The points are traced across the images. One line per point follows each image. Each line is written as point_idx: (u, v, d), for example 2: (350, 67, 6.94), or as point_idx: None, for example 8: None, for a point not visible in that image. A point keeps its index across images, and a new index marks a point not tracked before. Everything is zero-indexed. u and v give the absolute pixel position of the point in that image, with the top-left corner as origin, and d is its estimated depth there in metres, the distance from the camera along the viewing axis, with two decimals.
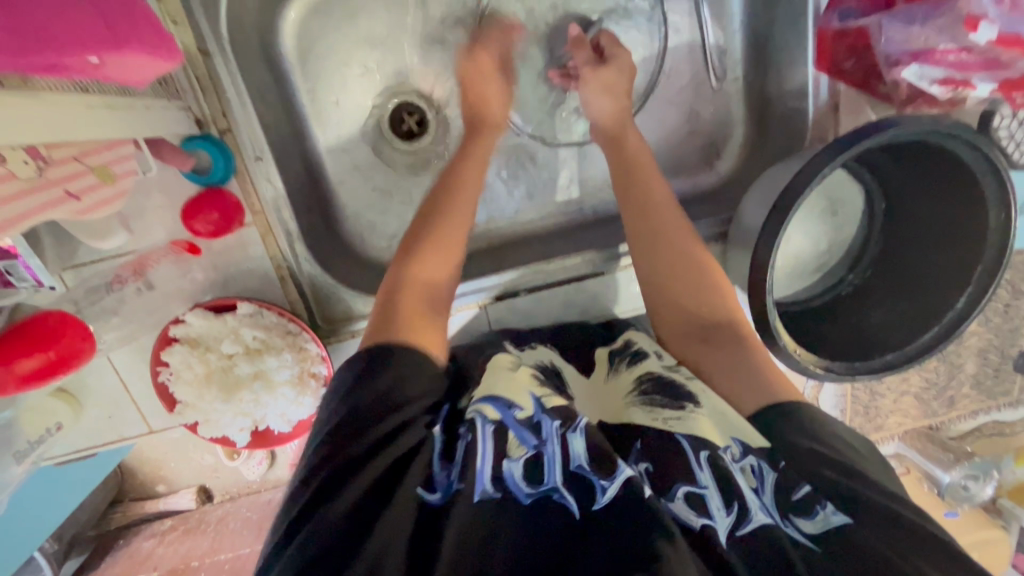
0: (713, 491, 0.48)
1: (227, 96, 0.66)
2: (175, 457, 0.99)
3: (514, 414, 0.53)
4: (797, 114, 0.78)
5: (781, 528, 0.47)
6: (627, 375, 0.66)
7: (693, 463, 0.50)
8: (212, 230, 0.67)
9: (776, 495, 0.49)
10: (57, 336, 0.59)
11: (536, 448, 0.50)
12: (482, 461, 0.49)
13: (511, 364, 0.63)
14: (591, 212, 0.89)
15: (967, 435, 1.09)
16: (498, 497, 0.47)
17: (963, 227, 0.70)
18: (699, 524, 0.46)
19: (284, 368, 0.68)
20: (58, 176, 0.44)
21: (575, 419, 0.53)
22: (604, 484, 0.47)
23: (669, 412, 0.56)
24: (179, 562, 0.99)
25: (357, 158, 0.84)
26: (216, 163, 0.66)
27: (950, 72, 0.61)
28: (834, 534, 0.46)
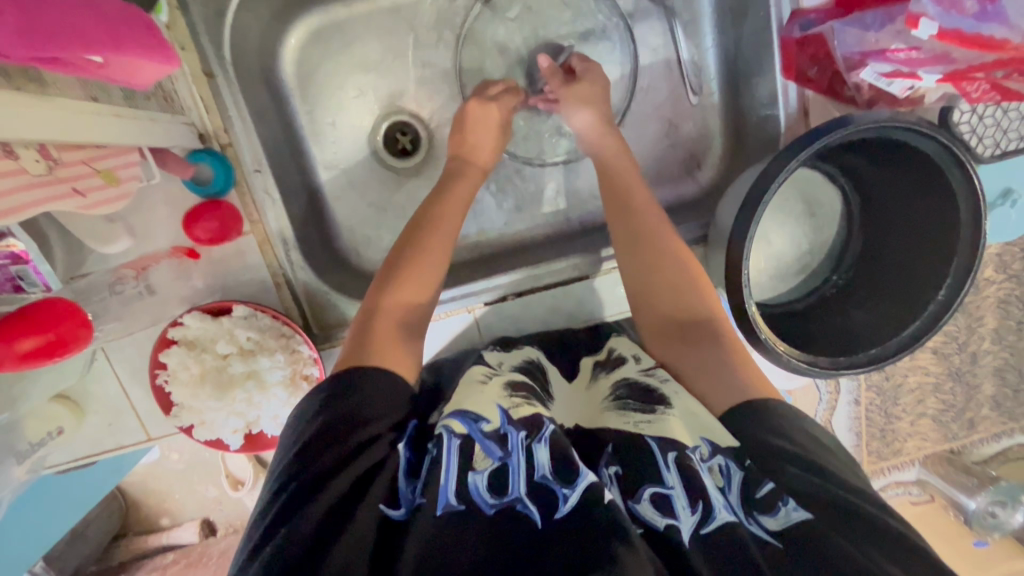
0: (678, 491, 0.49)
1: (228, 114, 0.71)
2: (179, 490, 1.08)
3: (481, 427, 0.54)
4: (769, 120, 0.82)
5: (744, 526, 0.48)
6: (608, 383, 0.68)
7: (660, 465, 0.51)
8: (212, 236, 0.71)
9: (743, 495, 0.50)
10: (60, 320, 0.59)
11: (500, 460, 0.52)
12: (447, 475, 0.51)
13: (484, 377, 0.65)
14: (578, 222, 0.92)
15: (992, 459, 1.06)
16: (461, 510, 0.49)
17: (934, 219, 0.72)
18: (663, 525, 0.48)
19: (277, 369, 0.70)
20: (66, 175, 0.48)
21: (540, 430, 0.55)
22: (566, 493, 0.49)
23: (642, 415, 0.57)
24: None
25: (352, 175, 0.88)
26: (216, 175, 0.71)
27: (897, 66, 0.65)
28: (799, 530, 0.47)
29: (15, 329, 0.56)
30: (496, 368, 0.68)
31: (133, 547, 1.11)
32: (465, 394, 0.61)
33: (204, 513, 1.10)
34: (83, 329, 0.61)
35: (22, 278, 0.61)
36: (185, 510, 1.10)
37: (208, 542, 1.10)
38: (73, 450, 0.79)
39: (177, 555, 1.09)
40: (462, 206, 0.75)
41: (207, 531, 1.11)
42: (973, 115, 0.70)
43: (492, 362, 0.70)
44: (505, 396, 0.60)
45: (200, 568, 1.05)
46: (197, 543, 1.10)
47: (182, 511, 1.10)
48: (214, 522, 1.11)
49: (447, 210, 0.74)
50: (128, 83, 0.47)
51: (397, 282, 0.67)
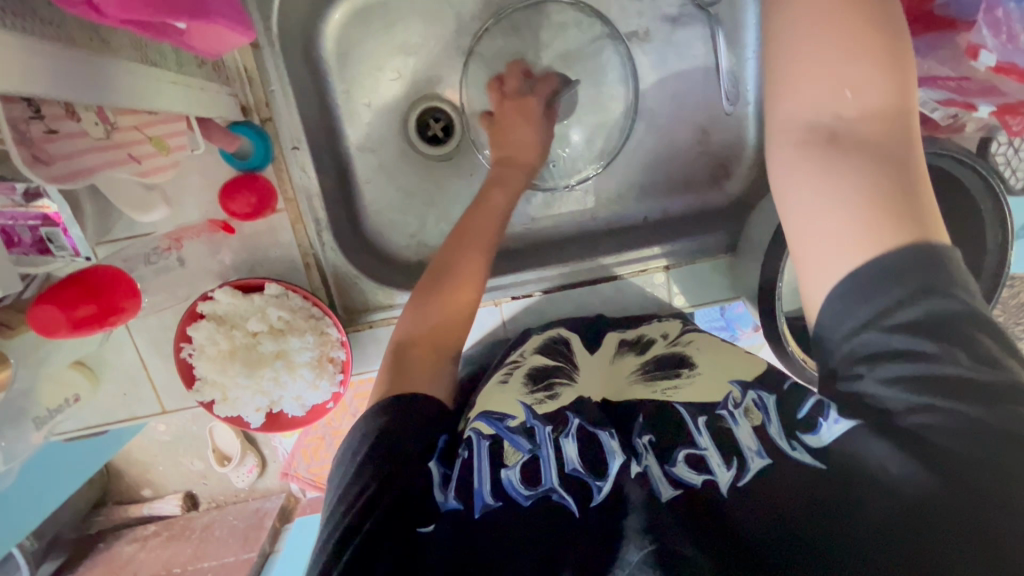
0: (712, 451, 0.50)
1: (271, 87, 0.69)
2: (164, 460, 1.09)
3: (507, 424, 0.55)
4: None
5: (782, 457, 0.49)
6: (636, 359, 0.69)
7: (691, 428, 0.52)
8: (247, 212, 0.70)
9: (782, 421, 0.51)
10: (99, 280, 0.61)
11: (531, 452, 0.52)
12: (480, 478, 0.51)
13: (503, 376, 0.67)
14: (605, 222, 0.92)
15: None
16: (499, 506, 0.49)
17: None
18: (700, 481, 0.49)
19: (306, 350, 0.70)
20: (121, 140, 0.47)
21: (568, 425, 0.54)
22: (600, 485, 0.49)
23: (668, 382, 0.60)
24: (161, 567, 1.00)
25: (384, 159, 0.87)
26: (256, 148, 0.69)
27: (950, 95, 0.64)
28: (837, 443, 0.47)
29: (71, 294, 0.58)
30: (517, 360, 0.70)
31: (113, 516, 1.11)
32: (489, 397, 0.62)
33: (186, 486, 1.11)
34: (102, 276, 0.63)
35: (52, 240, 0.60)
36: (176, 475, 1.10)
37: (191, 515, 1.11)
38: (83, 419, 0.77)
39: (160, 526, 1.10)
40: (495, 228, 0.71)
41: (189, 504, 1.12)
42: (1009, 148, 0.71)
43: (515, 356, 0.71)
44: (527, 392, 0.61)
45: (183, 540, 1.05)
46: (180, 515, 1.11)
47: (165, 482, 1.11)
48: (197, 495, 1.13)
49: (476, 224, 0.71)
50: (198, 46, 0.47)
51: (430, 304, 0.65)
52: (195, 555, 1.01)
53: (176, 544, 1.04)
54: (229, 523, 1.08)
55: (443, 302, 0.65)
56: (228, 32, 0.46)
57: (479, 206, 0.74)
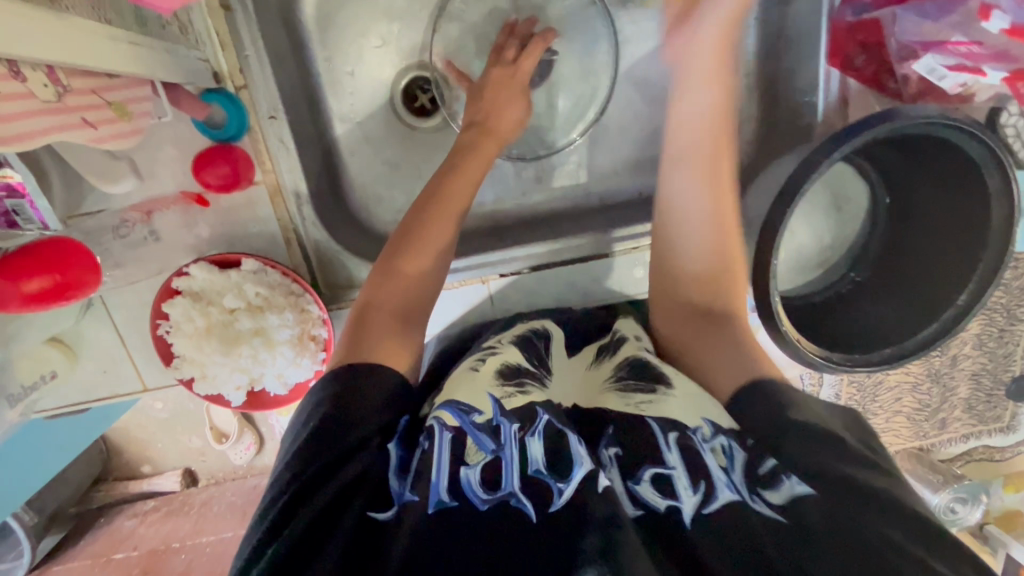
0: (681, 472, 0.50)
1: (245, 53, 0.66)
2: (163, 437, 1.07)
3: (474, 418, 0.53)
4: (806, 108, 0.79)
5: (746, 503, 0.49)
6: (610, 365, 0.66)
7: (662, 445, 0.51)
8: (222, 184, 0.67)
9: (745, 472, 0.51)
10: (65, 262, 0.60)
11: (494, 452, 0.51)
12: (438, 470, 0.50)
13: (476, 362, 0.63)
14: (597, 199, 0.90)
15: (957, 459, 1.08)
16: (453, 506, 0.48)
17: (967, 219, 0.70)
18: (665, 506, 0.48)
19: (285, 327, 0.68)
20: (76, 104, 0.44)
21: (535, 423, 0.53)
22: (561, 488, 0.48)
23: (643, 395, 0.57)
24: (160, 542, 1.05)
25: (369, 131, 0.84)
26: (230, 119, 0.67)
27: (961, 61, 0.61)
28: (799, 503, 0.48)
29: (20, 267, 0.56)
30: (493, 348, 0.67)
31: (112, 492, 1.11)
32: (457, 384, 0.59)
33: (185, 464, 1.10)
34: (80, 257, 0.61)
35: (19, 213, 0.57)
36: (175, 451, 1.09)
37: (189, 491, 1.11)
38: (63, 396, 0.76)
39: (158, 502, 1.11)
40: (454, 226, 0.68)
41: (188, 480, 1.11)
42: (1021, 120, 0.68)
43: (490, 342, 0.69)
44: (497, 383, 0.59)
45: (182, 516, 1.08)
46: (180, 491, 1.11)
47: (164, 459, 1.10)
48: (196, 472, 1.12)
49: (450, 198, 0.69)
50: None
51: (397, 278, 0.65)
52: (194, 530, 1.05)
53: (173, 519, 1.07)
54: (226, 501, 1.08)
55: (408, 275, 0.65)
56: None
57: (436, 201, 0.68)
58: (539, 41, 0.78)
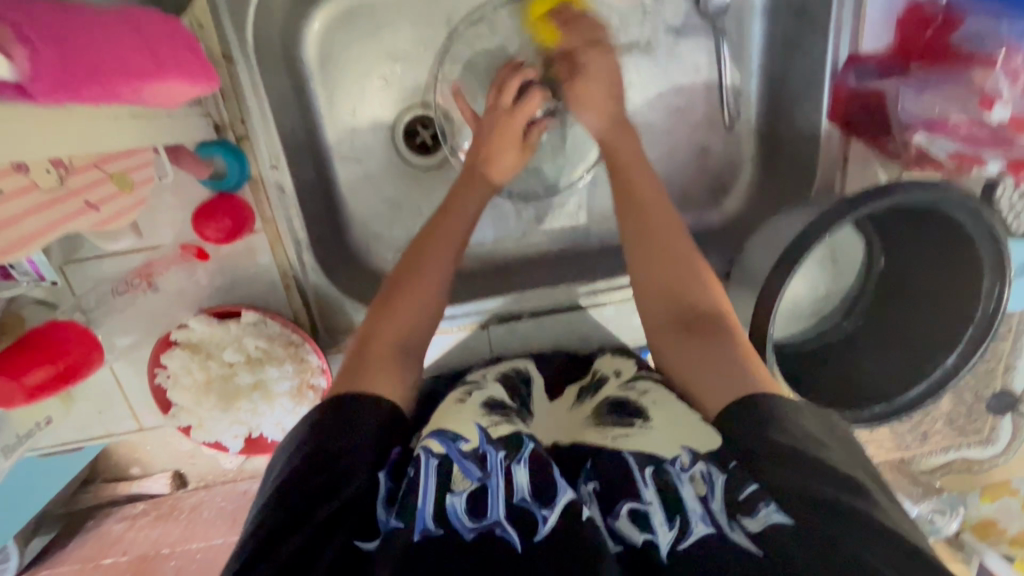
0: (656, 508, 0.48)
1: (247, 103, 0.65)
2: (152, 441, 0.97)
3: (459, 446, 0.52)
4: (806, 160, 0.80)
5: (722, 534, 0.46)
6: (590, 403, 0.67)
7: (639, 480, 0.50)
8: (221, 237, 0.66)
9: (725, 498, 0.48)
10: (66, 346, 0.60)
11: (479, 481, 0.49)
12: (424, 497, 0.48)
13: (461, 396, 0.63)
14: (597, 240, 0.90)
15: (937, 470, 1.03)
16: (439, 534, 0.46)
17: (960, 283, 0.71)
18: (642, 539, 0.48)
19: (284, 379, 0.68)
20: (77, 185, 0.44)
21: (521, 450, 0.52)
22: (545, 515, 0.47)
23: (620, 429, 0.57)
24: (150, 548, 0.99)
25: (370, 170, 0.84)
26: (230, 168, 0.66)
27: (961, 145, 0.65)
28: (775, 533, 0.45)
29: (28, 364, 0.56)
30: (476, 384, 0.67)
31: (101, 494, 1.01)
32: (445, 415, 0.58)
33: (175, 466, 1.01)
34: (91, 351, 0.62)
35: (12, 265, 0.56)
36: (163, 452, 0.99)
37: (178, 495, 1.03)
38: (58, 436, 0.76)
39: (147, 505, 1.03)
40: (455, 246, 0.70)
41: (178, 483, 1.02)
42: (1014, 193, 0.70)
43: (476, 378, 0.70)
44: (484, 413, 0.58)
45: (172, 520, 1.02)
46: (168, 494, 1.03)
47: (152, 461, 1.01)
48: (185, 474, 1.03)
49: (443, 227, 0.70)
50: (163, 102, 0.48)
51: (390, 312, 0.64)
52: (183, 536, 1.00)
53: (163, 525, 1.01)
54: (216, 506, 1.03)
55: (408, 304, 0.64)
56: (186, 88, 0.47)
57: (439, 220, 0.71)
58: (536, 92, 0.76)
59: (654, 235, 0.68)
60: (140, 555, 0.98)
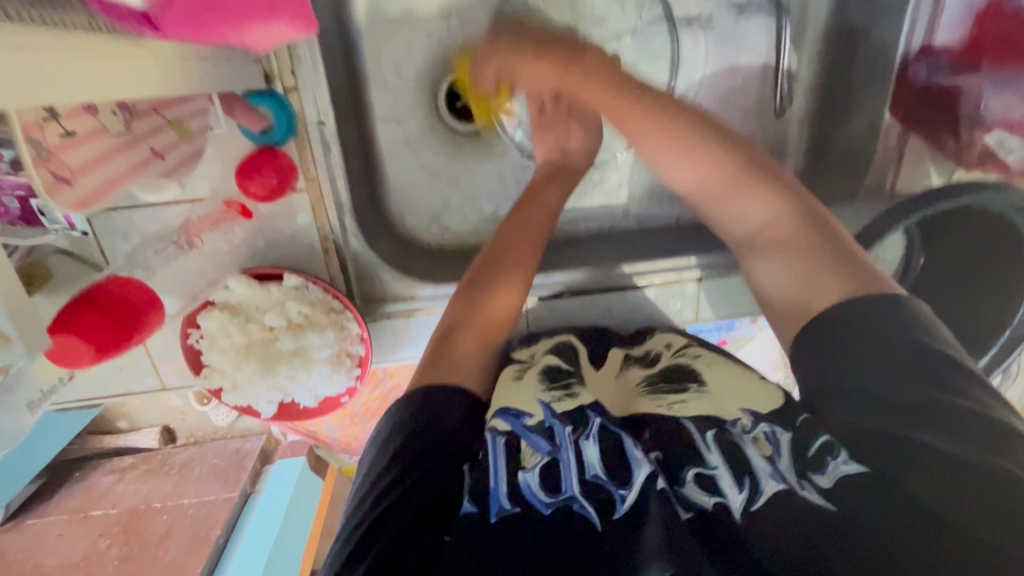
0: (723, 471, 0.47)
1: (299, 52, 0.61)
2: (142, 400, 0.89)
3: (525, 422, 0.54)
4: (860, 153, 0.79)
5: (795, 493, 0.45)
6: (640, 372, 0.69)
7: (701, 446, 0.50)
8: (267, 194, 0.63)
9: (794, 458, 0.47)
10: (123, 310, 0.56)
11: (550, 454, 0.51)
12: (497, 477, 0.49)
13: (517, 374, 0.63)
14: (636, 219, 0.88)
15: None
16: (516, 512, 0.47)
17: (1000, 285, 0.73)
18: (710, 503, 0.46)
19: (325, 346, 0.66)
20: (142, 130, 0.41)
21: (589, 426, 0.53)
22: (623, 494, 0.47)
23: (674, 398, 0.59)
24: (141, 502, 1.01)
25: (412, 132, 0.80)
26: (277, 122, 0.62)
27: None
28: (848, 484, 0.44)
29: (96, 326, 0.53)
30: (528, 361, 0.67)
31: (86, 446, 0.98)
32: (504, 390, 0.60)
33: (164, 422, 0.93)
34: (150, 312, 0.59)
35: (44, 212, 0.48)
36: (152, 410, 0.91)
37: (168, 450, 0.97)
38: (77, 392, 0.73)
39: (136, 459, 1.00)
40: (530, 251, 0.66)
41: (167, 439, 0.95)
42: None
43: (524, 356, 0.70)
44: (544, 390, 0.60)
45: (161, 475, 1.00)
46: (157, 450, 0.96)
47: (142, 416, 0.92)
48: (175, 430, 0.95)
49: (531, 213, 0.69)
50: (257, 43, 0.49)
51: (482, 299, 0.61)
52: (175, 491, 1.00)
53: (153, 479, 1.00)
54: (209, 463, 1.00)
55: (502, 292, 0.62)
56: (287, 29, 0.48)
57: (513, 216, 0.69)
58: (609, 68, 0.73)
59: (730, 154, 0.58)
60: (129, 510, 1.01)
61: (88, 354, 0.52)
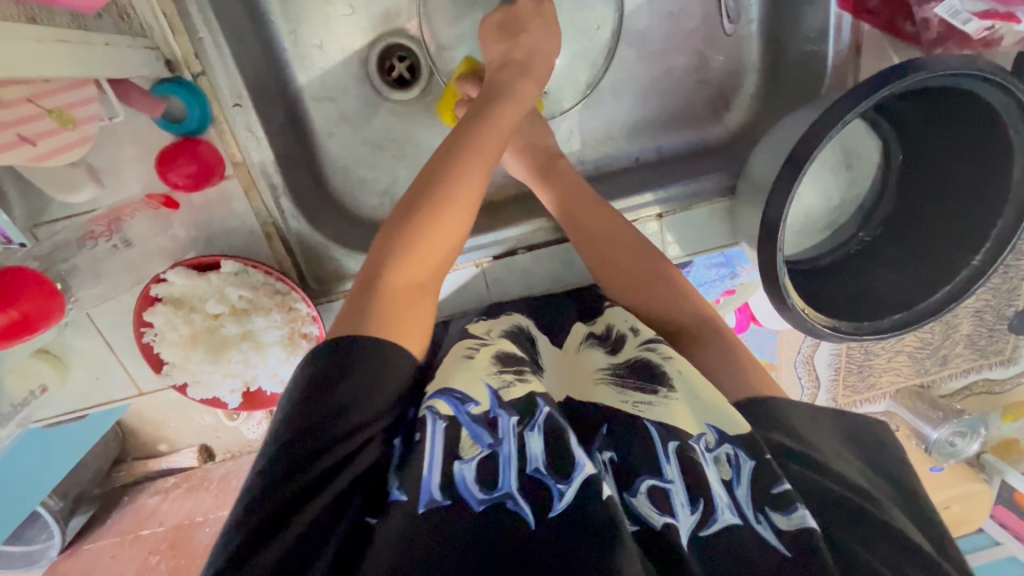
0: (678, 487, 0.48)
1: (199, 35, 0.60)
2: (176, 420, 0.99)
3: (468, 409, 0.52)
4: (814, 57, 0.74)
5: (750, 528, 0.46)
6: (603, 353, 0.64)
7: (660, 455, 0.50)
8: (189, 182, 0.62)
9: (753, 490, 0.48)
10: (22, 294, 0.56)
11: (490, 448, 0.50)
12: (430, 468, 0.48)
13: (470, 350, 0.61)
14: (593, 165, 0.84)
15: (958, 394, 1.06)
16: (447, 505, 0.46)
17: (984, 177, 0.66)
18: (660, 523, 0.47)
19: (273, 329, 0.66)
20: (9, 119, 0.40)
21: (535, 415, 0.52)
22: (562, 489, 0.47)
23: (641, 396, 0.56)
24: (184, 517, 1.04)
25: (346, 108, 0.78)
26: (190, 110, 0.61)
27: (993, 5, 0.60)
28: (809, 535, 0.45)
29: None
30: (485, 337, 0.64)
31: (133, 471, 1.06)
32: (449, 372, 0.57)
33: (201, 441, 1.04)
34: (54, 301, 0.58)
35: None
36: (189, 429, 1.01)
37: (208, 466, 1.06)
38: (62, 404, 0.75)
39: (178, 478, 1.07)
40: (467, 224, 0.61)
41: (206, 456, 1.06)
42: None
43: (480, 333, 0.66)
44: (495, 372, 0.57)
45: (203, 490, 1.05)
46: (198, 467, 1.06)
47: (180, 438, 1.03)
48: (212, 448, 1.06)
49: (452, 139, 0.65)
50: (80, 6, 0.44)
51: (408, 250, 0.58)
52: (215, 504, 1.03)
53: (196, 494, 1.05)
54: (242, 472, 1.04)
55: (430, 236, 0.59)
56: None
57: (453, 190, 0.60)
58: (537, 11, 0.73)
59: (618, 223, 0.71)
60: (176, 524, 1.04)
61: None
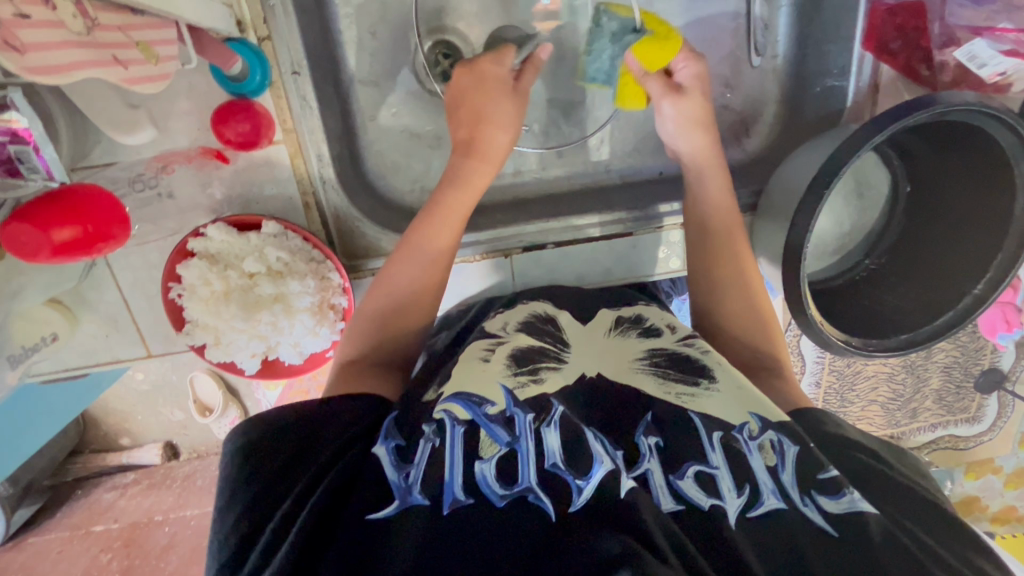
0: (724, 472, 0.48)
1: (271, 2, 0.62)
2: (144, 410, 1.00)
3: (486, 410, 0.50)
4: (835, 91, 0.79)
5: (797, 509, 0.47)
6: (637, 342, 0.63)
7: (705, 444, 0.50)
8: (243, 140, 0.64)
9: (798, 473, 0.49)
10: (97, 211, 0.54)
11: (509, 445, 0.48)
12: (451, 470, 0.46)
13: (485, 352, 0.59)
14: (617, 175, 0.86)
15: (924, 447, 1.07)
16: (470, 503, 0.44)
17: (984, 212, 0.71)
18: (708, 505, 0.46)
19: (306, 295, 0.65)
20: (105, 40, 0.41)
21: (551, 413, 0.51)
22: (581, 485, 0.45)
23: (684, 387, 0.56)
24: (142, 515, 1.00)
25: (388, 93, 0.78)
26: (251, 75, 0.63)
27: (1012, 45, 0.68)
28: (857, 517, 0.46)
29: (53, 219, 0.51)
30: (501, 335, 0.62)
31: (90, 465, 1.03)
32: (464, 373, 0.55)
33: (167, 437, 1.04)
34: (120, 226, 0.57)
35: (22, 160, 0.49)
36: (157, 425, 1.02)
37: (172, 464, 1.05)
38: (62, 361, 0.72)
39: (139, 474, 1.04)
40: (451, 245, 0.67)
41: (169, 453, 1.04)
42: None
43: (496, 328, 0.64)
44: (509, 373, 0.55)
45: (164, 489, 1.03)
46: (161, 464, 1.04)
47: (146, 432, 1.03)
48: (178, 445, 1.05)
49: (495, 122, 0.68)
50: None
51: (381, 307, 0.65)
52: (178, 503, 1.02)
53: (156, 493, 1.02)
54: (211, 475, 1.04)
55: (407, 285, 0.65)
56: None
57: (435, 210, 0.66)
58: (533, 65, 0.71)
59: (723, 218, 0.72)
60: (133, 521, 1.00)
61: (47, 248, 0.51)
